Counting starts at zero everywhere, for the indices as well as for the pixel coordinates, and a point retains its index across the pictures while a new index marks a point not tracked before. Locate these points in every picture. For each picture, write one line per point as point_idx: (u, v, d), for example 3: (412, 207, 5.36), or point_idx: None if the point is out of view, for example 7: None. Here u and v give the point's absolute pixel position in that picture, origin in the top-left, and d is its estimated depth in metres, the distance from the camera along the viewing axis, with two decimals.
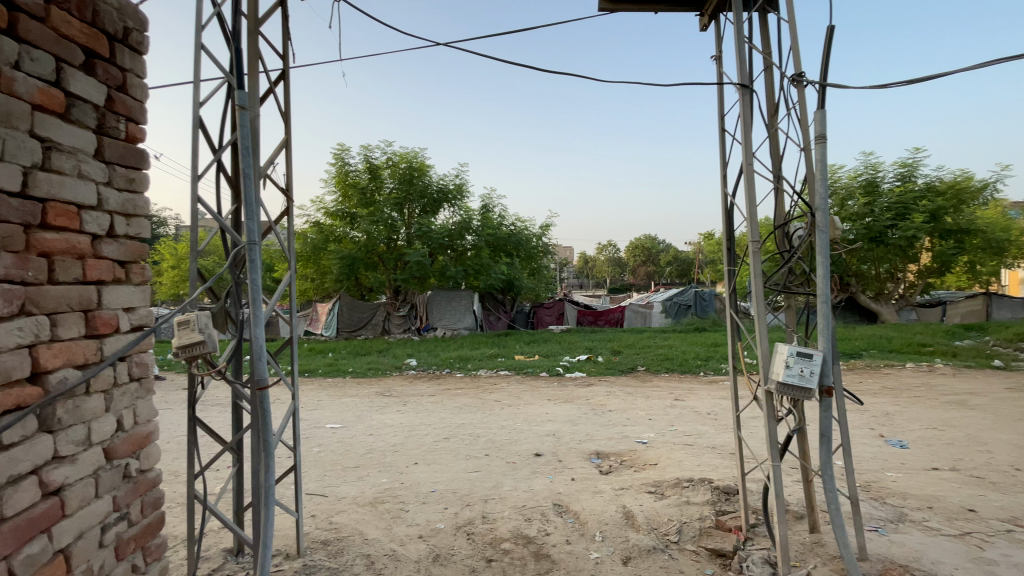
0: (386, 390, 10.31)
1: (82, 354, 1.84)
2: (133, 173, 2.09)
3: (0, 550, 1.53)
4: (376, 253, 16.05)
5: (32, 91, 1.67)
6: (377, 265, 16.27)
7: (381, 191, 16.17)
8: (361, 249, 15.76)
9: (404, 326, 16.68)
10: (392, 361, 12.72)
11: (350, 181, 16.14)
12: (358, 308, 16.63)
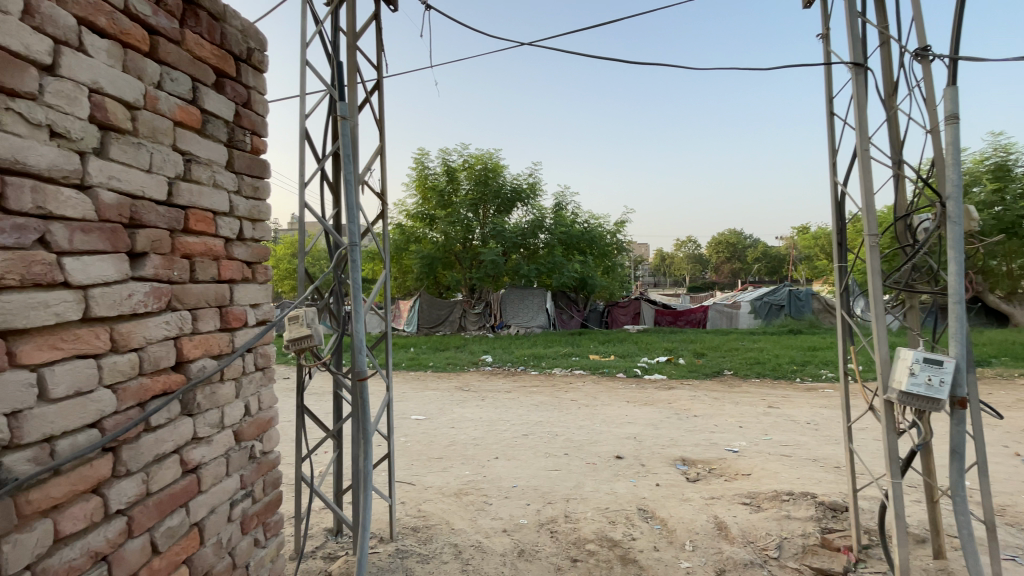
0: (465, 385, 10.58)
1: (218, 345, 2.06)
2: (256, 182, 2.31)
3: (146, 522, 1.67)
4: (456, 252, 16.52)
5: (173, 108, 1.82)
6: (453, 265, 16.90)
7: (460, 192, 16.62)
8: (442, 249, 16.29)
9: (480, 325, 16.66)
10: (468, 357, 13.03)
11: (432, 183, 16.73)
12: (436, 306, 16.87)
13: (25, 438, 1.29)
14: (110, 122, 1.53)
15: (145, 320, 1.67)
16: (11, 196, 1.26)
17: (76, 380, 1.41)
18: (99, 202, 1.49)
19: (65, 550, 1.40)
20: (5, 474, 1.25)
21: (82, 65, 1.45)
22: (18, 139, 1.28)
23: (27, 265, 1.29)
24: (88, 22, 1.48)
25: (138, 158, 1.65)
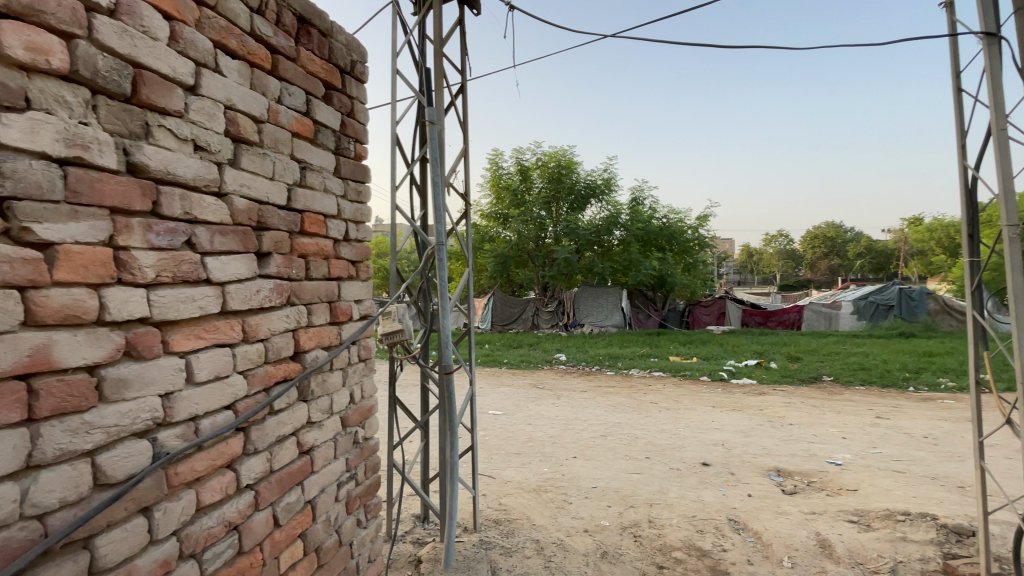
0: (540, 383, 10.61)
1: (328, 338, 2.23)
2: (359, 186, 2.48)
3: (270, 496, 1.84)
4: (528, 251, 16.52)
5: (291, 121, 1.99)
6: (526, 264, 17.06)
7: (531, 190, 16.59)
8: (513, 249, 16.40)
9: (551, 322, 16.66)
10: (542, 355, 13.05)
11: (504, 182, 16.79)
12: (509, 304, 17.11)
13: (175, 416, 1.42)
14: (240, 135, 1.70)
15: (270, 313, 1.86)
16: (164, 204, 1.40)
17: (216, 366, 1.58)
18: (234, 208, 1.66)
19: (205, 519, 1.53)
20: (158, 449, 1.36)
21: (219, 85, 1.61)
22: (169, 152, 1.42)
23: (177, 264, 1.43)
24: (222, 45, 1.63)
25: (264, 167, 1.82)
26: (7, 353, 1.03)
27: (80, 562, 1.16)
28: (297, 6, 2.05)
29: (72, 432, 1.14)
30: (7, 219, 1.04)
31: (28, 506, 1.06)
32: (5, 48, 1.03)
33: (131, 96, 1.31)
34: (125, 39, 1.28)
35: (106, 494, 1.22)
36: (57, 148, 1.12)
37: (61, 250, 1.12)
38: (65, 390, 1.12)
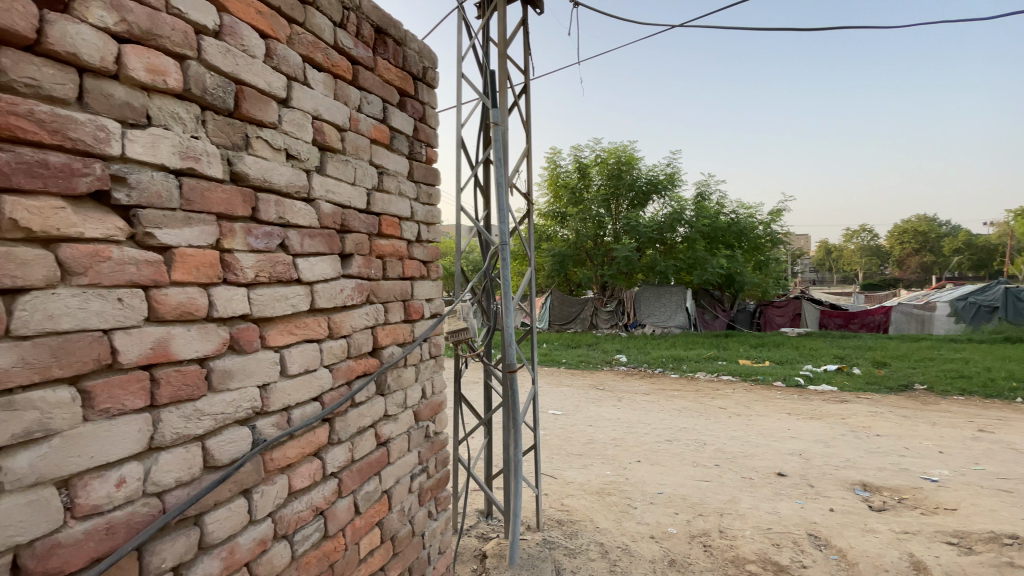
0: (601, 384, 10.46)
1: (402, 335, 2.31)
2: (430, 189, 2.56)
3: (352, 484, 1.94)
4: (589, 249, 16.32)
5: (370, 128, 2.09)
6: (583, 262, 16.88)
7: (592, 188, 16.36)
8: (572, 248, 16.26)
9: (609, 322, 16.36)
10: (601, 355, 12.84)
11: (564, 180, 16.64)
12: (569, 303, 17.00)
13: (271, 405, 1.53)
14: (325, 143, 1.80)
15: (352, 311, 1.96)
16: (262, 209, 1.51)
17: (305, 360, 1.69)
18: (321, 212, 1.77)
19: (296, 502, 1.64)
20: (256, 436, 1.47)
21: (307, 97, 1.71)
22: (266, 161, 1.53)
23: (273, 265, 1.54)
24: (310, 59, 1.74)
25: (346, 173, 1.93)
26: (135, 345, 1.13)
27: (192, 536, 1.27)
28: (375, 18, 2.14)
29: (186, 417, 1.25)
30: (133, 225, 1.15)
31: (152, 484, 1.16)
32: (131, 71, 1.13)
33: (233, 111, 1.42)
34: (228, 58, 1.39)
35: (214, 475, 1.33)
36: (173, 160, 1.23)
37: (177, 252, 1.23)
38: (180, 380, 1.23)
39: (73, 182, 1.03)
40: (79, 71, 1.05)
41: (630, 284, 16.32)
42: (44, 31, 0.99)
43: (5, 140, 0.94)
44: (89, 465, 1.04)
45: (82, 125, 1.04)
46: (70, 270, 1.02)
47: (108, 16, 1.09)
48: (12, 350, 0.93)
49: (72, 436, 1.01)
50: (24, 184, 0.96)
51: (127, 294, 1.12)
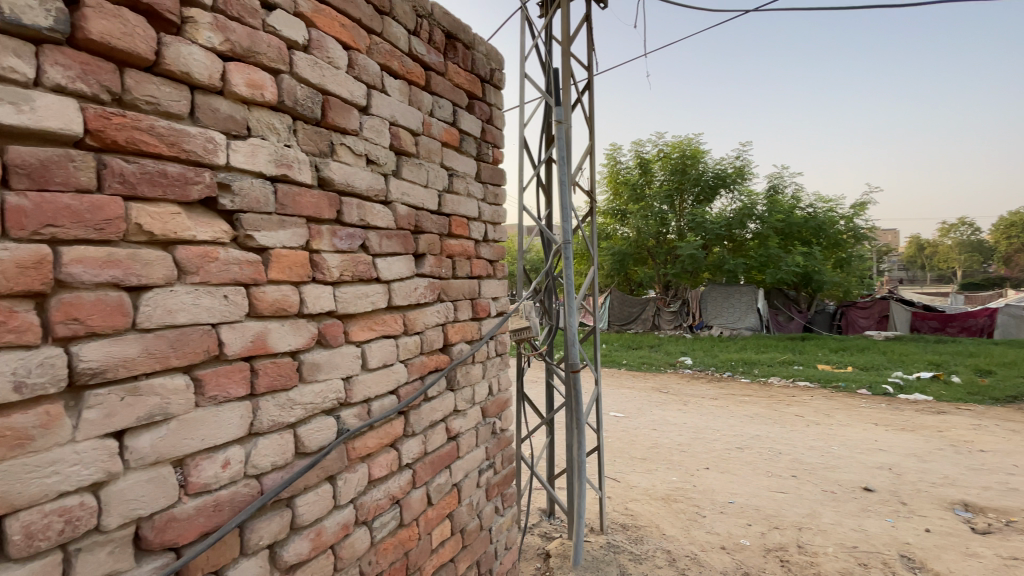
0: (665, 386, 10.14)
1: (471, 332, 2.36)
2: (497, 189, 2.60)
3: (425, 476, 2.01)
4: (652, 248, 15.87)
5: (440, 131, 2.15)
6: (645, 261, 16.46)
7: (654, 185, 15.89)
8: (635, 246, 15.87)
9: (674, 324, 15.84)
10: (665, 357, 12.44)
11: (624, 177, 16.22)
12: (630, 303, 16.62)
13: (354, 397, 1.62)
14: (401, 148, 1.88)
15: (425, 308, 2.03)
16: (345, 212, 1.60)
17: (383, 354, 1.77)
18: (396, 213, 1.85)
19: (374, 490, 1.72)
20: (340, 425, 1.56)
21: (385, 104, 1.79)
22: (349, 167, 1.62)
23: (355, 265, 1.63)
24: (386, 67, 1.82)
25: (419, 176, 1.99)
26: (238, 338, 1.23)
27: (285, 517, 1.36)
28: (446, 23, 2.20)
29: (281, 406, 1.35)
30: (236, 228, 1.26)
31: (252, 466, 1.26)
32: (234, 86, 1.23)
33: (321, 120, 1.52)
34: (316, 70, 1.48)
35: (304, 461, 1.42)
36: (270, 168, 1.33)
37: (273, 253, 1.34)
38: (276, 370, 1.33)
39: (187, 190, 1.13)
40: (191, 88, 1.15)
41: (695, 283, 15.72)
42: (161, 53, 1.08)
43: (131, 153, 1.04)
44: (199, 447, 1.14)
45: (194, 138, 1.15)
46: (184, 270, 1.12)
47: (214, 37, 1.19)
48: (138, 341, 1.03)
49: (185, 420, 1.11)
50: (146, 192, 1.05)
51: (231, 292, 1.22)
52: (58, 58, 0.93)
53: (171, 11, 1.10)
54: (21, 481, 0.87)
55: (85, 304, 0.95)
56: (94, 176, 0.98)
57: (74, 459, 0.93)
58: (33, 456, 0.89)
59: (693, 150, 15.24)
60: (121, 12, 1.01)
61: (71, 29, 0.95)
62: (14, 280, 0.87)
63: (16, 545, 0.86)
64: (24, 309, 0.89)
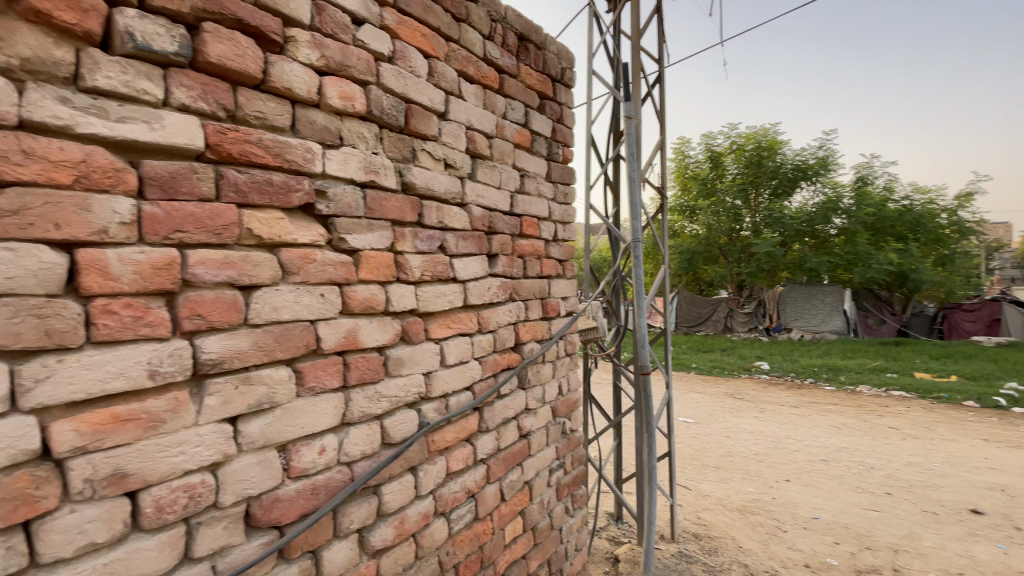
0: (738, 392, 9.65)
1: (541, 332, 2.38)
2: (567, 188, 2.59)
3: (498, 472, 2.04)
4: (721, 245, 15.19)
5: (513, 133, 2.18)
6: (717, 259, 15.72)
7: (722, 179, 15.10)
8: (700, 245, 15.32)
9: (749, 326, 15.01)
10: (738, 361, 11.83)
11: (692, 172, 15.59)
12: (700, 304, 15.98)
13: (433, 391, 1.69)
14: (477, 151, 1.93)
15: (498, 307, 2.06)
16: (425, 215, 1.67)
17: (460, 352, 1.83)
18: (472, 215, 1.90)
19: (451, 483, 1.78)
20: (421, 418, 1.64)
21: (462, 109, 1.85)
22: (429, 171, 1.69)
23: (434, 265, 1.70)
24: (463, 73, 1.87)
25: (493, 178, 2.04)
26: (333, 333, 1.34)
27: (372, 503, 1.44)
28: (519, 26, 2.23)
29: (369, 398, 1.44)
30: (330, 232, 1.36)
31: (344, 454, 1.35)
32: (329, 99, 1.32)
33: (404, 127, 1.59)
34: (400, 80, 1.56)
35: (390, 451, 1.50)
36: (359, 174, 1.43)
37: (362, 255, 1.43)
38: (365, 364, 1.44)
39: (289, 197, 1.23)
40: (292, 103, 1.25)
41: (773, 283, 14.81)
42: (267, 72, 1.18)
43: (243, 164, 1.14)
44: (300, 433, 1.24)
45: (295, 149, 1.24)
46: (288, 270, 1.23)
47: (312, 53, 1.29)
48: (250, 335, 1.14)
49: (288, 409, 1.21)
50: (256, 200, 1.16)
51: (327, 290, 1.32)
52: (183, 80, 1.03)
53: (275, 32, 1.19)
54: (153, 460, 0.97)
55: (207, 301, 1.06)
56: (213, 186, 1.09)
57: (197, 441, 1.03)
58: (164, 436, 0.99)
59: (771, 141, 14.34)
60: (233, 35, 1.11)
61: (192, 52, 1.05)
62: (149, 279, 0.97)
63: (149, 516, 0.96)
64: (156, 305, 0.98)
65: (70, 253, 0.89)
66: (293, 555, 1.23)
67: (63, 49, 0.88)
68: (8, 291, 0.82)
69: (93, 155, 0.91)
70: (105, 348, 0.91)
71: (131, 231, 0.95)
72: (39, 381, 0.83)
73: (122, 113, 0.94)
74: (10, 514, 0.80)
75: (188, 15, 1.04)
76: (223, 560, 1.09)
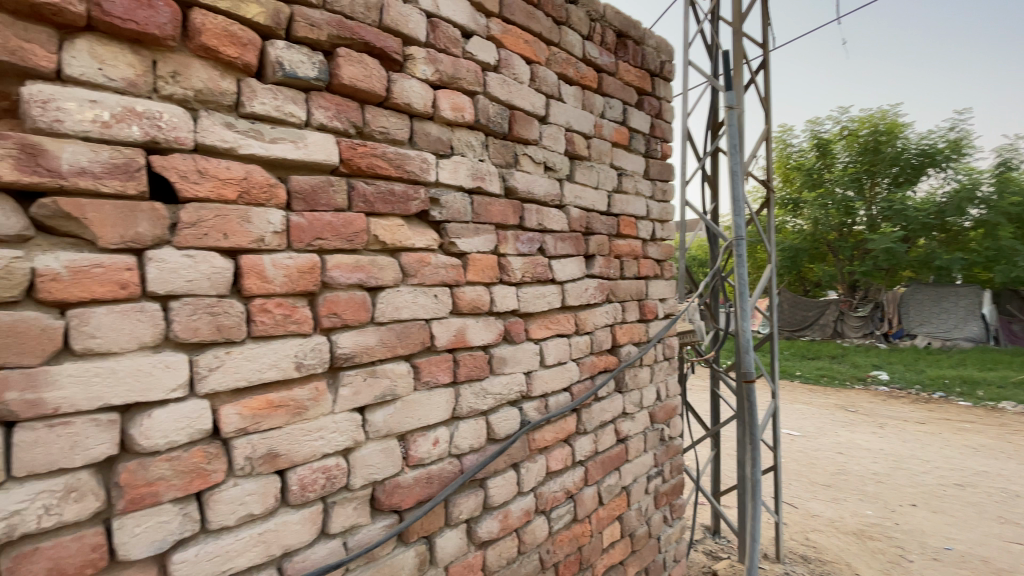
0: (851, 404, 8.75)
1: (639, 334, 2.32)
2: (666, 185, 2.51)
3: (596, 475, 2.03)
4: (834, 242, 13.76)
5: (612, 131, 2.15)
6: (825, 257, 14.32)
7: (835, 168, 13.77)
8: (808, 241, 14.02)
9: (864, 331, 13.51)
10: (852, 370, 10.72)
11: (798, 162, 14.40)
12: (804, 306, 14.67)
13: (534, 391, 1.73)
14: (576, 153, 1.94)
15: (595, 309, 2.05)
16: (526, 217, 1.70)
17: (559, 353, 1.84)
18: (571, 216, 1.91)
19: (552, 482, 1.81)
20: (523, 417, 1.68)
21: (562, 112, 1.87)
22: (530, 175, 1.72)
23: (534, 266, 1.72)
24: (563, 75, 1.89)
25: (592, 178, 2.03)
26: (445, 332, 1.42)
27: (479, 496, 1.51)
28: (618, 23, 2.20)
29: (476, 395, 1.51)
30: (442, 236, 1.44)
31: (454, 446, 1.44)
32: (442, 111, 1.41)
33: (508, 133, 1.64)
34: (504, 88, 1.62)
35: (495, 447, 1.57)
36: (468, 181, 1.50)
37: (470, 257, 1.50)
38: (472, 362, 1.50)
39: (408, 205, 1.33)
40: (410, 117, 1.35)
41: (893, 283, 13.21)
42: (390, 89, 1.28)
43: (370, 176, 1.25)
44: (416, 425, 1.33)
45: (413, 160, 1.34)
46: (406, 273, 1.33)
47: (428, 69, 1.38)
48: (375, 332, 1.25)
49: (406, 401, 1.32)
50: (380, 209, 1.26)
51: (440, 291, 1.41)
52: (321, 102, 1.15)
53: (397, 51, 1.29)
54: (298, 442, 1.09)
55: (341, 301, 1.18)
56: (346, 197, 1.20)
57: (333, 427, 1.15)
58: (307, 422, 1.11)
59: (892, 124, 12.84)
60: (362, 57, 1.21)
61: (329, 76, 1.16)
62: (296, 281, 1.10)
63: (295, 493, 1.08)
64: (301, 305, 1.11)
65: (234, 258, 1.02)
66: (410, 539, 1.33)
67: (228, 80, 1.01)
68: (189, 292, 0.95)
69: (252, 173, 1.04)
70: (262, 342, 1.04)
71: (282, 240, 1.08)
72: (212, 369, 0.96)
73: (274, 134, 1.07)
74: (189, 484, 0.94)
75: (325, 42, 1.16)
76: (353, 538, 1.19)
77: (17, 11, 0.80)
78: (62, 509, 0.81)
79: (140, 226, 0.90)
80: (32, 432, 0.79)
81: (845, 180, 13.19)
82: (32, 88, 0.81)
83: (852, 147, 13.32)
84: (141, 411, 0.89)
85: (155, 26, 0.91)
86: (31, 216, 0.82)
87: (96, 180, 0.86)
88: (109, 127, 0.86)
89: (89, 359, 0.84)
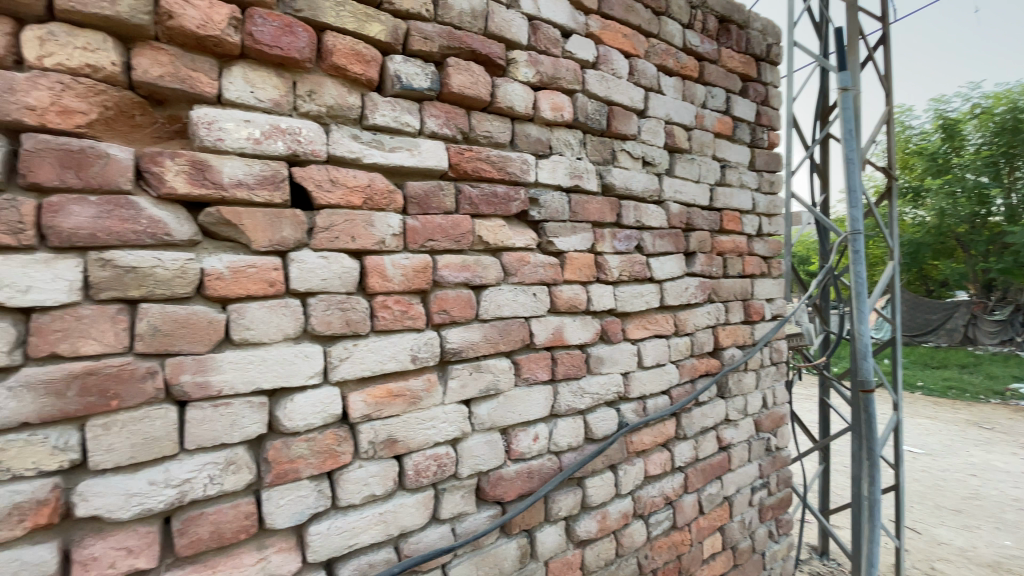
0: (988, 420, 7.63)
1: (743, 336, 2.19)
2: (772, 176, 2.34)
3: (696, 483, 1.95)
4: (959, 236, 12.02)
5: (714, 122, 2.05)
6: (954, 253, 12.55)
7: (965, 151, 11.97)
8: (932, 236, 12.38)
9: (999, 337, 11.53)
10: (991, 382, 9.33)
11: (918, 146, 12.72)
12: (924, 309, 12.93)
13: (631, 392, 1.70)
14: (675, 146, 1.87)
15: (695, 309, 1.96)
16: (624, 215, 1.67)
17: (657, 354, 1.79)
18: (670, 212, 1.85)
19: (650, 487, 1.76)
20: (621, 418, 1.66)
21: (661, 104, 1.81)
22: (628, 171, 1.69)
23: (632, 265, 1.69)
24: (663, 67, 1.83)
25: (692, 172, 1.95)
26: (544, 330, 1.44)
27: (577, 495, 1.52)
28: (720, 7, 2.09)
29: (574, 393, 1.52)
30: (541, 235, 1.45)
31: (553, 444, 1.46)
32: (542, 112, 1.44)
33: (606, 130, 1.63)
34: (603, 84, 1.61)
35: (593, 446, 1.57)
36: (566, 180, 1.50)
37: (567, 256, 1.50)
38: (570, 361, 1.51)
39: (509, 206, 1.36)
40: (512, 119, 1.40)
41: None
42: (494, 94, 1.34)
43: (475, 179, 1.31)
44: (518, 420, 1.38)
45: (514, 161, 1.38)
46: (508, 272, 1.36)
47: (529, 71, 1.42)
48: (480, 328, 1.30)
49: (508, 396, 1.37)
50: (484, 210, 1.31)
51: (539, 290, 1.43)
52: (432, 111, 1.23)
53: (501, 57, 1.34)
54: (414, 430, 1.18)
55: (450, 298, 1.24)
56: (454, 200, 1.26)
57: (443, 417, 1.24)
58: (420, 411, 1.20)
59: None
60: (469, 66, 1.27)
61: (439, 85, 1.23)
62: (411, 280, 1.18)
63: (410, 477, 1.18)
64: (416, 302, 1.19)
65: (360, 259, 1.12)
66: (513, 531, 1.38)
67: (354, 95, 1.11)
68: (323, 289, 1.05)
69: (375, 181, 1.13)
70: (383, 336, 1.14)
71: (399, 241, 1.16)
72: (342, 360, 1.07)
73: (392, 144, 1.16)
74: (323, 463, 1.05)
75: (437, 53, 1.23)
76: (460, 525, 1.27)
77: (185, 44, 0.92)
78: (223, 479, 0.94)
79: (284, 231, 1.01)
80: (200, 410, 0.91)
81: (973, 164, 11.25)
82: (199, 112, 0.93)
83: (986, 127, 11.45)
84: (285, 396, 1.01)
85: (296, 50, 1.02)
86: (199, 223, 0.94)
87: (249, 190, 0.97)
88: (260, 143, 0.98)
89: (245, 348, 0.97)
